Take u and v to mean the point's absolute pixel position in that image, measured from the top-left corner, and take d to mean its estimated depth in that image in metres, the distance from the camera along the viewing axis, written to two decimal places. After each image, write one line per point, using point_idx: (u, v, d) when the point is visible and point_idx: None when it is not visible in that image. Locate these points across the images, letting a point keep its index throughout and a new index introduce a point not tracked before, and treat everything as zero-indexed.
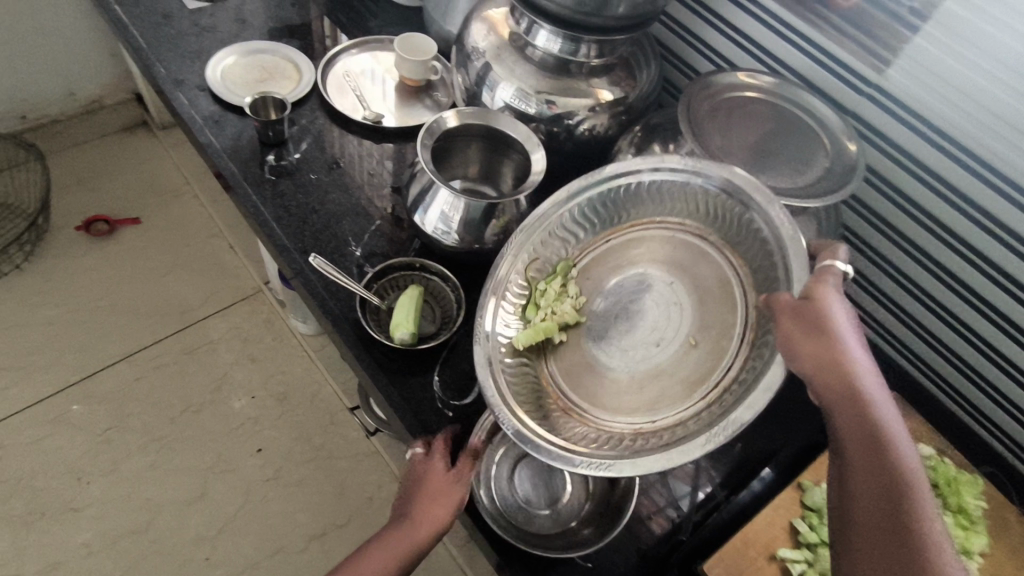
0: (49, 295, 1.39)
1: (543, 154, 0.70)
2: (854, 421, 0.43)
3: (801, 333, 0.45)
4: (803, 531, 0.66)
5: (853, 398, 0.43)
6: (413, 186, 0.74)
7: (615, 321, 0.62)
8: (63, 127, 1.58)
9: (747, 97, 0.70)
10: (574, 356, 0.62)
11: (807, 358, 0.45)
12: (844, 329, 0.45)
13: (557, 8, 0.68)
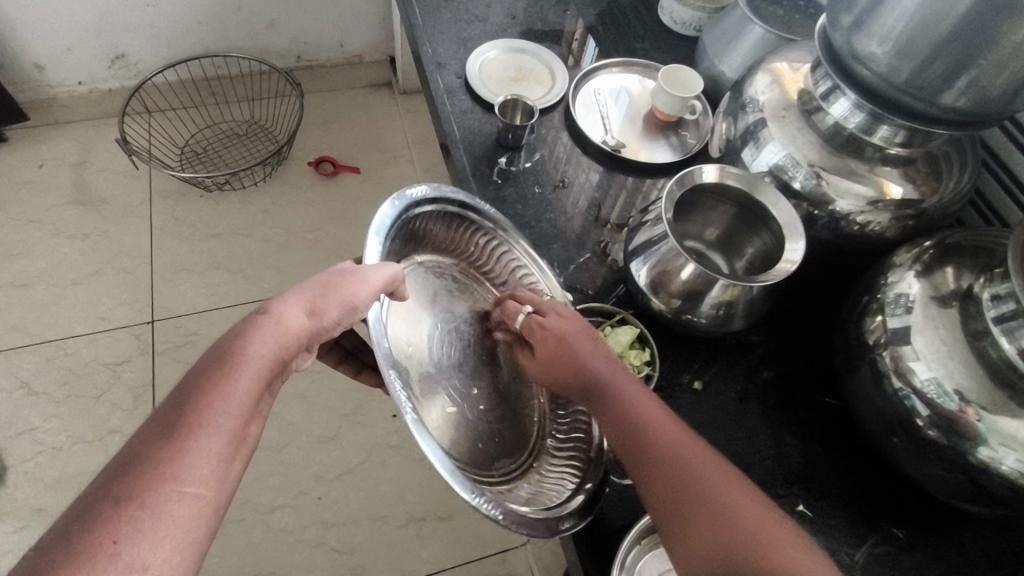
0: (270, 216, 1.56)
1: (803, 245, 0.60)
2: (643, 428, 0.51)
3: (613, 369, 0.56)
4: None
5: (651, 431, 0.51)
6: (640, 232, 0.67)
7: (431, 309, 0.68)
8: (325, 72, 1.76)
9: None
10: (434, 303, 0.69)
11: (591, 397, 0.56)
12: (643, 400, 0.54)
13: (876, 78, 0.57)
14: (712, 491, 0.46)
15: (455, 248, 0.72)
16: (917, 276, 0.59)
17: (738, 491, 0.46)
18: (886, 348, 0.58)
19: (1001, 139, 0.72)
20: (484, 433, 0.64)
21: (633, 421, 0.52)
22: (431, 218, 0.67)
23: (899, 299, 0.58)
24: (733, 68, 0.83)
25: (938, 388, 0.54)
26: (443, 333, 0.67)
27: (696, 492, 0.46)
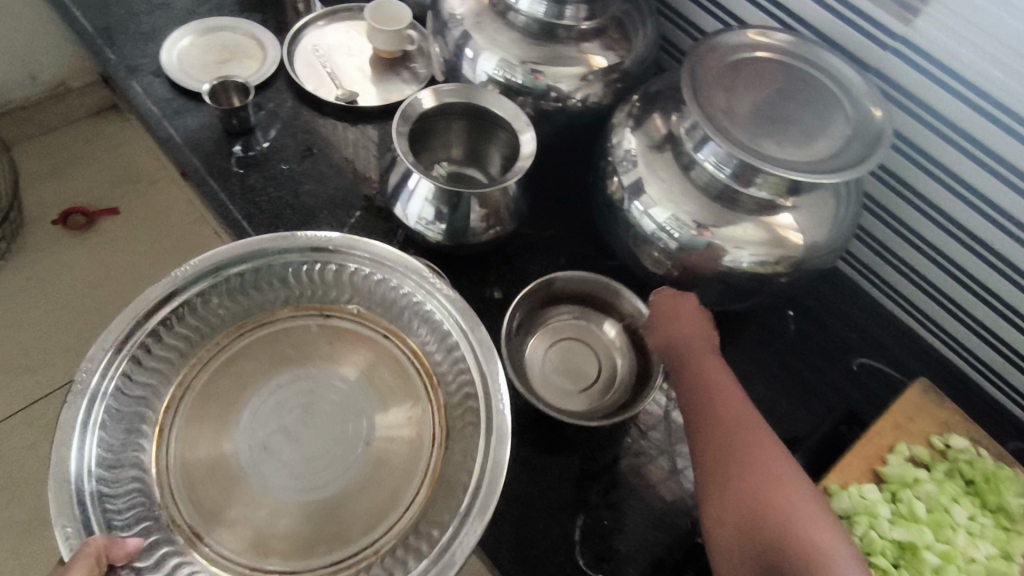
0: (31, 294, 1.34)
1: (532, 134, 0.63)
2: (720, 416, 0.53)
3: (675, 347, 0.60)
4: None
5: (729, 421, 0.52)
6: (392, 173, 0.68)
7: (271, 435, 0.57)
8: (29, 115, 1.48)
9: (758, 58, 0.62)
10: (200, 444, 0.56)
11: (690, 393, 0.56)
12: (730, 389, 0.55)
13: None
14: (777, 487, 0.48)
15: (273, 280, 0.62)
16: (633, 131, 0.65)
17: (804, 494, 0.48)
18: (631, 203, 0.64)
19: None
20: (376, 468, 0.57)
21: (713, 403, 0.54)
22: (186, 321, 0.58)
23: (626, 156, 0.65)
24: None
25: (676, 223, 0.62)
26: (250, 444, 0.57)
27: (769, 488, 0.48)
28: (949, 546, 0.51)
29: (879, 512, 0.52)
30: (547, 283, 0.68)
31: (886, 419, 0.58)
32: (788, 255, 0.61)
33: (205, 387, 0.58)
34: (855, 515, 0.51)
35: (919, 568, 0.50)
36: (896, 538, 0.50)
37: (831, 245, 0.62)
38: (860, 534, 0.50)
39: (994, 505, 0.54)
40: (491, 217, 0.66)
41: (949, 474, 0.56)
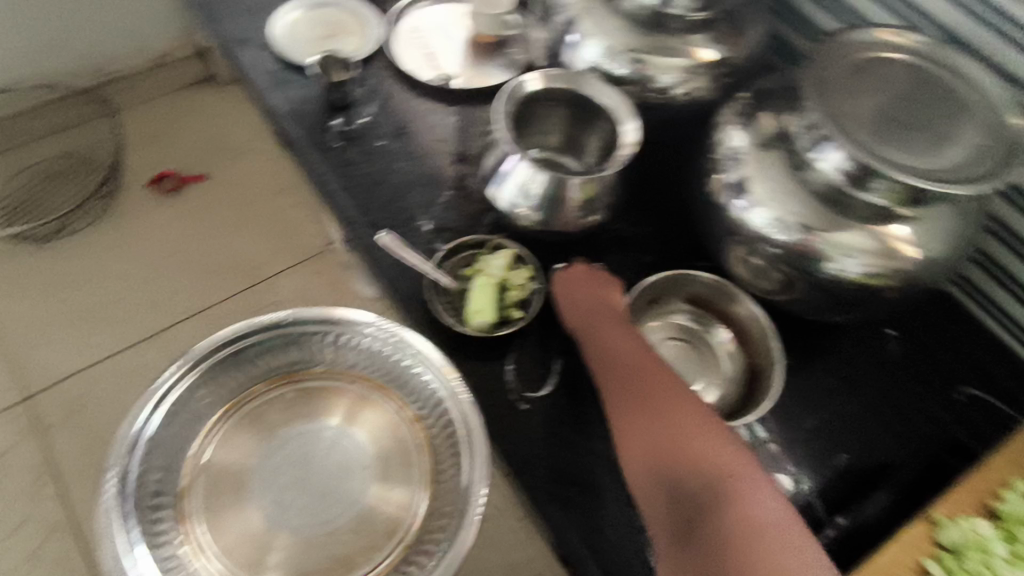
0: (122, 250, 1.42)
1: (637, 123, 0.62)
2: (623, 356, 0.57)
3: (589, 294, 0.63)
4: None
5: (629, 360, 0.56)
6: (487, 155, 0.67)
7: (283, 474, 0.61)
8: (133, 83, 1.59)
9: (886, 60, 0.59)
10: (230, 457, 0.60)
11: (592, 329, 0.60)
12: (623, 334, 0.59)
13: None
14: (675, 422, 0.50)
15: (297, 348, 0.64)
16: (741, 128, 0.63)
17: (701, 429, 0.50)
18: (733, 201, 0.62)
19: None
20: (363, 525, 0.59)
21: (611, 344, 0.58)
22: (210, 382, 0.61)
23: (732, 153, 0.62)
24: None
25: (782, 225, 0.59)
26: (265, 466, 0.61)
27: (666, 422, 0.50)
28: None
29: (989, 547, 0.53)
30: (687, 275, 0.67)
31: (1004, 453, 0.57)
32: (900, 268, 0.58)
33: (227, 432, 0.61)
34: (964, 549, 0.52)
35: None
36: None
37: (949, 261, 0.58)
38: (969, 569, 0.51)
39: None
40: (584, 206, 0.65)
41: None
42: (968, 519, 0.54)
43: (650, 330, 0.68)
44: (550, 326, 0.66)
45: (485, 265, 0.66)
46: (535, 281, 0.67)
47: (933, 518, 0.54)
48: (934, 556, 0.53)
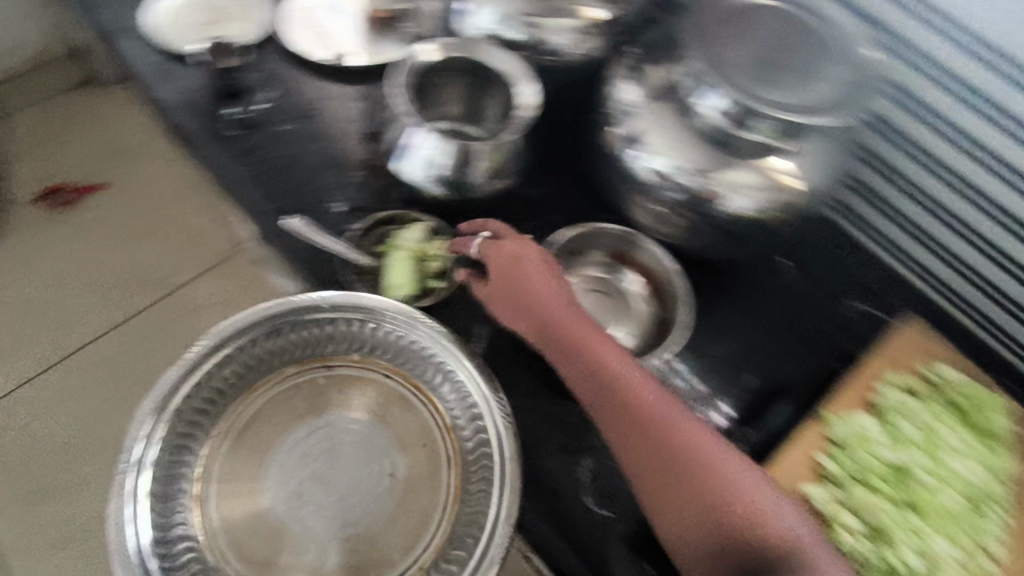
0: (22, 271, 1.33)
1: (535, 85, 0.66)
2: (574, 356, 0.55)
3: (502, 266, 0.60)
4: (829, 469, 0.55)
5: (570, 353, 0.55)
6: (394, 129, 0.68)
7: (307, 484, 0.56)
8: (8, 89, 1.47)
9: (754, 7, 0.63)
10: (241, 488, 0.55)
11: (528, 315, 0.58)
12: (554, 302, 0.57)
13: None
14: (657, 419, 0.51)
15: (326, 339, 0.60)
16: (632, 82, 0.66)
17: (679, 423, 0.51)
18: (630, 152, 0.66)
19: None
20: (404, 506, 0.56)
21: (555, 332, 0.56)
22: (213, 385, 0.56)
23: (627, 107, 0.66)
24: None
25: (675, 169, 0.63)
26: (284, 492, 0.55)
27: (646, 421, 0.51)
28: (941, 469, 0.57)
29: (872, 435, 0.57)
30: (597, 230, 0.69)
31: (883, 354, 0.61)
32: (783, 199, 0.64)
33: (229, 450, 0.56)
34: (852, 442, 0.56)
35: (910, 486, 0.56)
36: (892, 461, 0.56)
37: (823, 187, 0.65)
38: (856, 457, 0.55)
39: (980, 425, 0.59)
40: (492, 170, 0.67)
41: (940, 400, 0.60)
42: (855, 415, 0.57)
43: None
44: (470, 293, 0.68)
45: (398, 240, 0.67)
46: None
47: (823, 418, 0.57)
48: (826, 451, 0.56)
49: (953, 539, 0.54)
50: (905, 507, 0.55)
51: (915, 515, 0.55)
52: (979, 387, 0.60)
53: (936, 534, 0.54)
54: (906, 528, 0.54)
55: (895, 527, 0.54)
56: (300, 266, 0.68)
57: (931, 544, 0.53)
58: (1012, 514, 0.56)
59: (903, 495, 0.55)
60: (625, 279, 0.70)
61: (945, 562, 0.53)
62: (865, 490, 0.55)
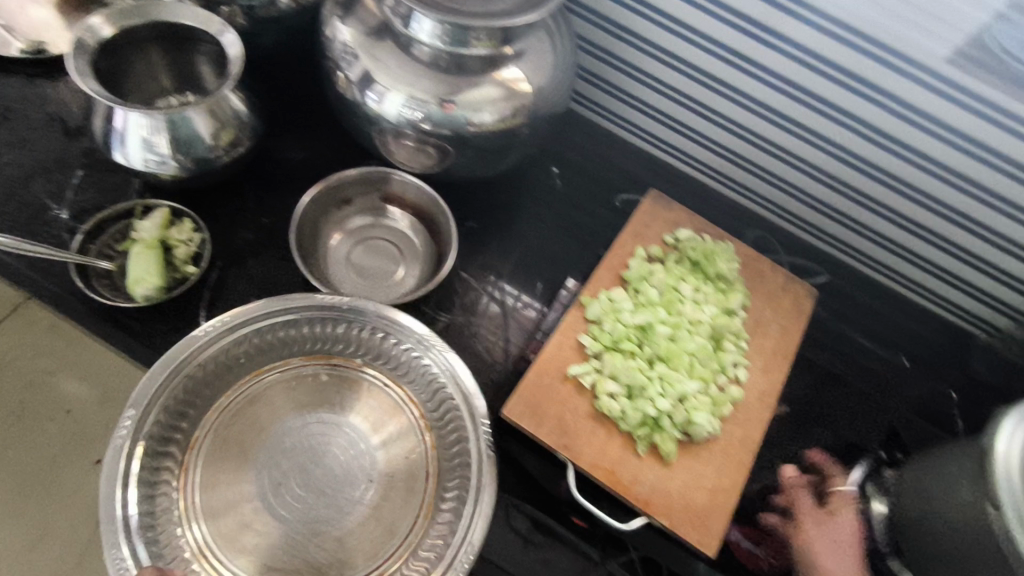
0: None
1: (234, 34, 0.59)
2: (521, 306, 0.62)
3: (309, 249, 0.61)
4: (587, 345, 0.63)
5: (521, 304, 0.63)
6: (96, 117, 0.60)
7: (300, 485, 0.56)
8: None
9: None
10: (227, 496, 0.55)
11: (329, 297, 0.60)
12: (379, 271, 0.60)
13: None
14: None
15: (318, 336, 0.61)
16: (344, 21, 0.63)
17: None
18: (364, 95, 0.64)
19: None
20: (383, 494, 0.57)
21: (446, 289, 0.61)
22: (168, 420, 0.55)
23: (345, 49, 0.63)
24: None
25: (412, 102, 0.62)
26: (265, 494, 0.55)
27: None
28: (678, 317, 0.66)
29: (622, 306, 0.65)
30: (335, 181, 0.66)
31: (626, 230, 0.71)
32: (522, 107, 0.64)
33: (208, 456, 0.56)
34: (603, 315, 0.64)
35: (654, 338, 0.64)
36: (636, 323, 0.64)
37: (554, 90, 0.66)
38: (608, 327, 0.63)
39: (711, 275, 0.70)
40: (224, 138, 0.63)
41: (679, 261, 0.70)
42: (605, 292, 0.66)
43: (336, 246, 0.69)
44: (238, 270, 0.64)
45: (138, 232, 0.62)
46: (200, 230, 0.64)
47: (581, 302, 0.66)
48: (586, 331, 0.64)
49: (697, 376, 0.63)
50: (656, 359, 0.63)
51: (664, 364, 0.63)
52: (704, 241, 0.71)
53: (681, 375, 0.62)
54: (654, 375, 0.62)
55: (642, 376, 0.62)
56: (26, 289, 0.59)
57: (676, 384, 0.61)
58: (744, 342, 0.67)
59: (648, 347, 0.64)
60: (394, 218, 0.71)
61: (690, 397, 0.61)
62: (619, 354, 0.63)
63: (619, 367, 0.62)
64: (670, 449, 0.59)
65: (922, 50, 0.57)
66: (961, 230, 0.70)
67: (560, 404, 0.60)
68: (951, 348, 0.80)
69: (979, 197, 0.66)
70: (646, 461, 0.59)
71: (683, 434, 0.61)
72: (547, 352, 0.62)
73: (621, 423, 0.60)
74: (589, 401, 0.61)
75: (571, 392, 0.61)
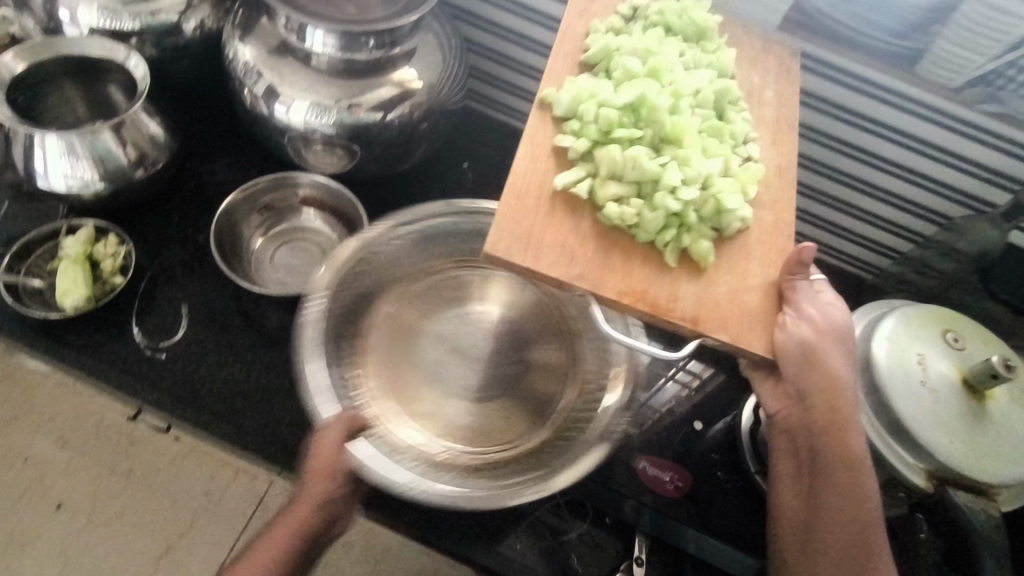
0: None
1: (139, 57, 0.67)
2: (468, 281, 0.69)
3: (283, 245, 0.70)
4: (571, 148, 0.52)
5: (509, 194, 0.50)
6: (14, 148, 0.64)
7: (451, 359, 0.63)
8: None
9: None
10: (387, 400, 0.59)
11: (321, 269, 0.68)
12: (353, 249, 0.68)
13: None
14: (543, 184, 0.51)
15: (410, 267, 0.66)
16: (245, 42, 0.69)
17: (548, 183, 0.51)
18: (271, 107, 0.69)
19: None
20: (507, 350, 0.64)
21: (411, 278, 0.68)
22: None
23: (248, 68, 0.68)
24: None
25: (315, 109, 0.68)
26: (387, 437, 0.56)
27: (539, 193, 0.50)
28: (672, 84, 0.54)
29: (602, 90, 0.53)
30: (248, 189, 0.72)
31: (572, 12, 0.60)
32: (419, 103, 0.70)
33: (385, 355, 0.62)
34: (579, 106, 0.53)
35: (652, 116, 0.52)
36: (623, 100, 0.52)
37: (446, 86, 0.72)
38: (591, 116, 0.52)
39: (690, 36, 0.59)
40: (140, 158, 0.68)
41: (646, 31, 0.58)
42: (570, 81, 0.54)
43: (260, 250, 0.74)
44: (166, 280, 0.69)
45: (65, 249, 0.66)
46: (125, 242, 0.69)
47: (545, 102, 0.54)
48: (563, 133, 0.53)
49: (714, 155, 0.52)
50: (659, 145, 0.52)
51: (673, 147, 0.52)
52: (670, 2, 0.60)
53: (698, 153, 0.51)
54: (665, 160, 0.51)
55: (653, 165, 0.50)
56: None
57: (696, 164, 0.50)
58: (746, 109, 0.57)
59: (645, 129, 0.52)
60: (310, 219, 0.76)
61: (715, 178, 0.50)
62: (614, 146, 0.51)
63: (620, 163, 0.50)
64: (704, 249, 0.49)
65: (756, 20, 0.65)
66: (830, 181, 0.77)
67: (553, 228, 0.49)
68: (847, 295, 0.86)
69: (836, 147, 0.73)
70: (680, 273, 0.50)
71: (715, 232, 0.51)
72: (520, 171, 0.51)
73: (639, 231, 0.50)
74: (590, 217, 0.50)
75: (561, 215, 0.50)
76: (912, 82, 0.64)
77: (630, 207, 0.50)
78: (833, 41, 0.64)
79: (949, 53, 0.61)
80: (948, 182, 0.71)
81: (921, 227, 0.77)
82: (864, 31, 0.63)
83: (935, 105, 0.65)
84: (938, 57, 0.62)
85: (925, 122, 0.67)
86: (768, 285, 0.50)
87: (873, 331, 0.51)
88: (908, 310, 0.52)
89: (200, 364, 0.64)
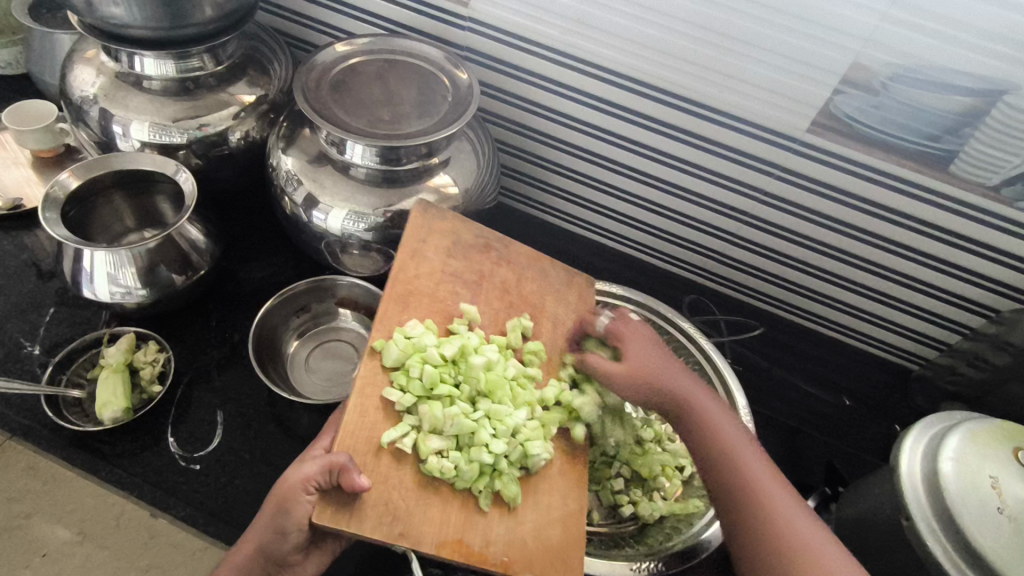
0: None
1: (187, 171, 0.70)
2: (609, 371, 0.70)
3: None
4: (398, 401, 0.54)
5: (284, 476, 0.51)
6: (64, 261, 0.66)
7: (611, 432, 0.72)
8: None
9: (355, 66, 0.72)
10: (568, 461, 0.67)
11: None
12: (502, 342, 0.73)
13: (149, 32, 0.65)
14: (359, 437, 0.52)
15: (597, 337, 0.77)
16: (288, 152, 0.71)
17: (369, 434, 0.52)
18: (312, 215, 0.71)
19: (285, 23, 0.86)
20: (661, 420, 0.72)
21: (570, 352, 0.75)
22: None
23: (289, 176, 0.71)
24: (56, 77, 0.85)
25: (354, 217, 0.69)
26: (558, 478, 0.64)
27: (363, 445, 0.52)
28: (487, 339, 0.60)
29: (428, 343, 0.57)
30: (288, 292, 0.72)
31: (403, 253, 0.63)
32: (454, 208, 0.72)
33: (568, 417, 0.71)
34: (407, 358, 0.56)
35: (472, 373, 0.57)
36: (447, 356, 0.57)
37: (481, 189, 0.74)
38: (417, 374, 0.55)
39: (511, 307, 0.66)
40: (183, 264, 0.69)
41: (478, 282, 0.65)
42: (398, 329, 0.58)
43: (294, 352, 0.74)
44: (203, 384, 0.69)
45: (105, 358, 0.67)
46: (165, 348, 0.70)
47: (375, 349, 0.56)
48: (392, 383, 0.55)
49: (524, 403, 0.59)
50: (477, 397, 0.58)
51: (488, 400, 0.57)
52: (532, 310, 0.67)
53: (508, 408, 0.57)
54: (481, 416, 0.56)
55: (468, 421, 0.55)
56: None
57: (507, 418, 0.56)
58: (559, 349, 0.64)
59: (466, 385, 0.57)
60: (346, 319, 0.77)
61: (524, 428, 0.56)
62: (436, 403, 0.55)
63: (439, 420, 0.54)
64: (514, 494, 0.53)
65: (785, 123, 0.66)
66: (867, 273, 0.76)
67: (376, 486, 0.51)
68: (890, 387, 0.83)
69: (873, 242, 0.72)
70: (491, 517, 0.53)
71: (522, 473, 0.56)
72: (346, 427, 0.52)
73: (457, 481, 0.53)
74: (411, 469, 0.53)
75: (388, 465, 0.52)
76: (947, 180, 0.64)
77: (448, 463, 0.53)
78: (867, 143, 0.64)
79: (982, 153, 0.61)
80: (991, 276, 0.70)
81: (966, 318, 0.75)
82: (893, 134, 0.63)
83: (974, 203, 0.64)
84: (972, 157, 0.61)
85: (964, 219, 0.66)
86: (568, 518, 0.55)
87: (937, 451, 0.49)
88: (973, 426, 0.50)
89: (235, 473, 0.63)
